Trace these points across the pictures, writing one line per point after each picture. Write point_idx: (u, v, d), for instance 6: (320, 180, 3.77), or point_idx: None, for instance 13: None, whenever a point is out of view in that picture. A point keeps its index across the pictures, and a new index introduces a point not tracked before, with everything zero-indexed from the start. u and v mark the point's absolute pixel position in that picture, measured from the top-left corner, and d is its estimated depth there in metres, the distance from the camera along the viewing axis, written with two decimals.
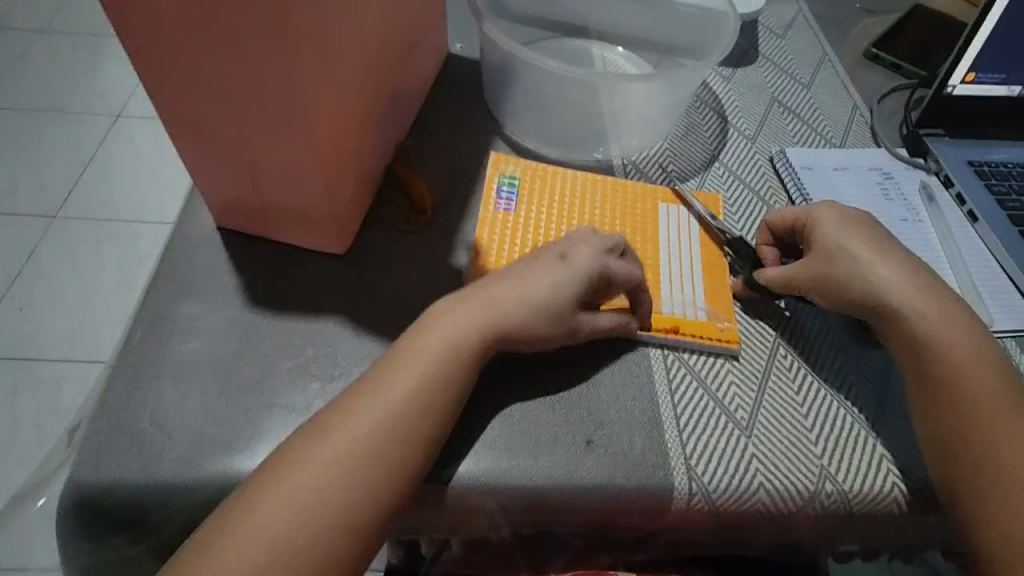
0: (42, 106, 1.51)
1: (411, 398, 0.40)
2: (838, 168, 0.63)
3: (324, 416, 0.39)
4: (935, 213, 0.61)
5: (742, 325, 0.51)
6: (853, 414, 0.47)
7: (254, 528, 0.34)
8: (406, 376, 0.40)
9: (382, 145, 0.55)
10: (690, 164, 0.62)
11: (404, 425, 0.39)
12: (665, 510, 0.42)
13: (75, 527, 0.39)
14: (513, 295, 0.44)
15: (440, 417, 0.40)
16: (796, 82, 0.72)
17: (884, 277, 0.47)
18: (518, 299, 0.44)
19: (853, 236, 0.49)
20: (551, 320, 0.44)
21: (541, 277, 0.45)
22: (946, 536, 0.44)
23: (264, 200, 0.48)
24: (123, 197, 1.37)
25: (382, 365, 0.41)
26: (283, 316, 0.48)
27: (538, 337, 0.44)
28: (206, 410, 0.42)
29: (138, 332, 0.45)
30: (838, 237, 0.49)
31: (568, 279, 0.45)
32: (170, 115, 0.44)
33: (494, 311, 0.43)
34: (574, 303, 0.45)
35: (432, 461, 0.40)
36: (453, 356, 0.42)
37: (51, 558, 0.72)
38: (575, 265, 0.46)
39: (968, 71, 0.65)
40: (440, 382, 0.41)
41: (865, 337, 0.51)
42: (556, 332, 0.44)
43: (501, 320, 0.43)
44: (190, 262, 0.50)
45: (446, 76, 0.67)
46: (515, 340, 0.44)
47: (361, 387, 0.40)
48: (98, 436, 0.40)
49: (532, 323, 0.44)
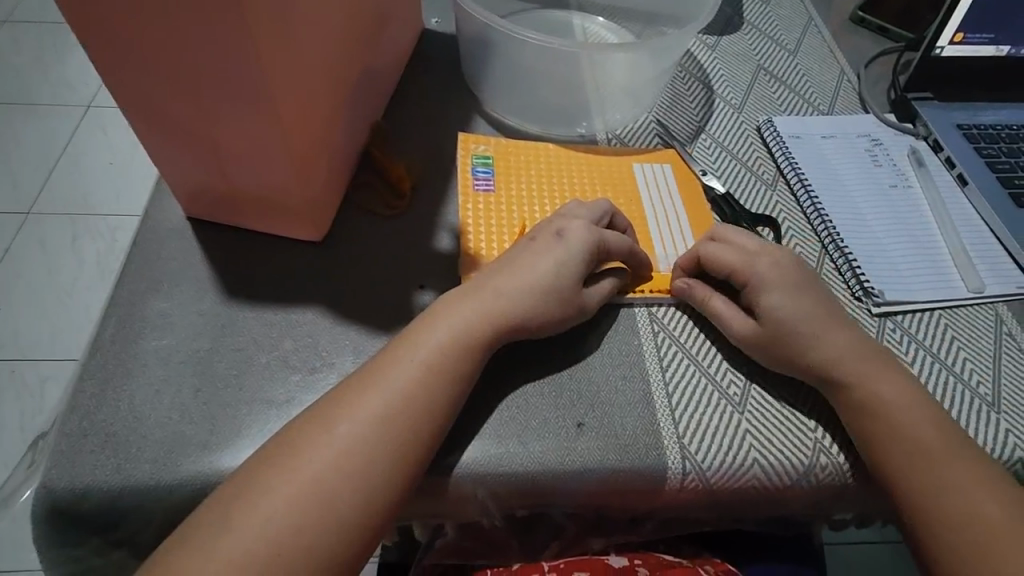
0: (8, 99, 1.46)
1: (413, 386, 0.38)
2: (826, 135, 0.62)
3: (322, 409, 0.38)
4: (925, 177, 0.60)
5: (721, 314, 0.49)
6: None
7: (249, 528, 0.33)
8: (409, 365, 0.39)
9: (356, 127, 0.53)
10: (677, 135, 0.61)
11: (409, 416, 0.38)
12: (659, 490, 0.41)
13: (53, 532, 0.37)
14: (524, 287, 0.43)
15: (446, 405, 0.39)
16: (781, 48, 0.70)
17: (818, 329, 0.44)
18: (530, 288, 0.43)
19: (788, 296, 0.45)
20: (562, 309, 0.44)
21: (551, 263, 0.44)
22: None
23: (233, 186, 0.46)
24: (98, 191, 1.33)
25: (384, 358, 0.40)
26: (261, 307, 0.46)
27: (544, 319, 0.43)
28: (181, 409, 0.40)
29: (108, 330, 0.43)
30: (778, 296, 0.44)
31: (573, 257, 0.44)
32: (126, 96, 0.41)
33: (503, 301, 0.42)
34: (578, 280, 0.45)
35: (434, 452, 0.39)
36: (455, 345, 0.40)
37: None
38: (573, 241, 0.45)
39: (956, 31, 0.63)
40: (449, 371, 0.40)
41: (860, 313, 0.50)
42: (560, 310, 0.44)
43: (512, 312, 0.42)
44: (159, 254, 0.48)
45: (421, 52, 0.65)
46: (531, 331, 0.43)
47: (363, 378, 0.39)
48: (69, 439, 0.38)
49: (538, 305, 0.43)
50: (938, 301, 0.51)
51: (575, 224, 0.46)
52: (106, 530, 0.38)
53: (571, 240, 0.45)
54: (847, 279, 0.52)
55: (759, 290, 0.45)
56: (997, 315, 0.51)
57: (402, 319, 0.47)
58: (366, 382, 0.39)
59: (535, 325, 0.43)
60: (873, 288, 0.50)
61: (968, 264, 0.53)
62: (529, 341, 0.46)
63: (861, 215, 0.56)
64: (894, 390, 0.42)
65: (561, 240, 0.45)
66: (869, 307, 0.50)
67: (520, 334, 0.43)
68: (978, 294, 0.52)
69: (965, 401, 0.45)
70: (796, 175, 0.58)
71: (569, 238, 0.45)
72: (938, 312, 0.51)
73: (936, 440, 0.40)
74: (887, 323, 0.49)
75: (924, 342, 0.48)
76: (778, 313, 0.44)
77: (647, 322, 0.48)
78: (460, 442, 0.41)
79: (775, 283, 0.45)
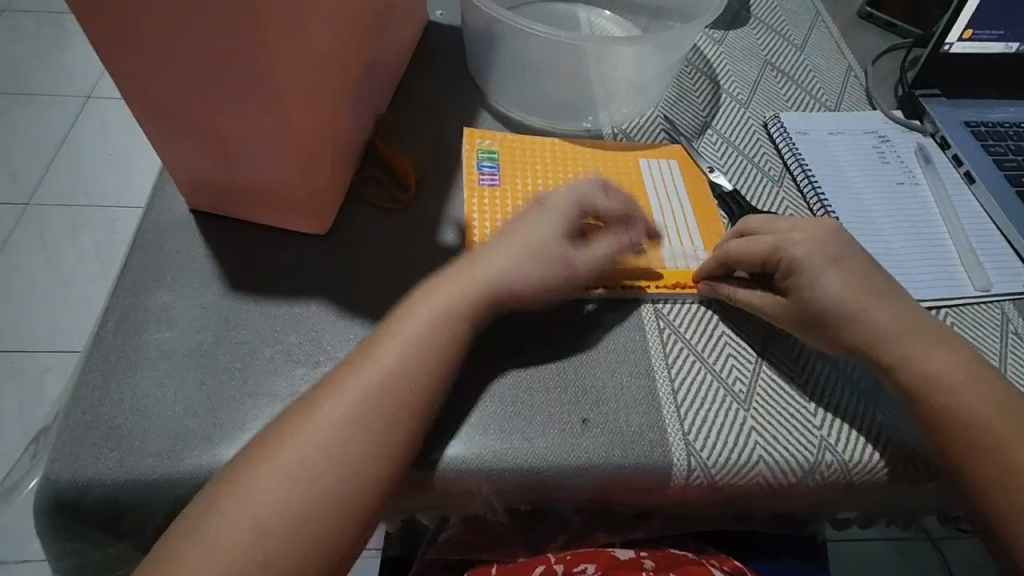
0: (9, 89, 1.46)
1: (412, 369, 0.39)
2: (832, 132, 0.61)
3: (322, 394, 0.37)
4: (932, 175, 0.59)
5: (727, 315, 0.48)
6: (850, 382, 0.45)
7: (247, 509, 0.33)
8: (408, 352, 0.39)
9: (360, 118, 0.52)
10: (682, 131, 0.60)
11: (404, 400, 0.38)
12: (665, 486, 0.41)
13: (55, 523, 0.37)
14: (499, 259, 0.44)
15: (435, 371, 0.39)
16: (789, 44, 0.69)
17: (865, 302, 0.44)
18: (506, 261, 0.44)
19: (831, 274, 0.45)
20: (544, 276, 0.44)
21: (525, 238, 0.45)
22: (941, 498, 0.44)
23: (239, 180, 0.46)
24: (98, 183, 1.33)
25: (380, 341, 0.40)
26: (265, 300, 0.46)
27: (532, 281, 0.44)
28: (184, 401, 0.40)
29: (111, 322, 0.43)
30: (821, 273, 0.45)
31: (554, 220, 0.46)
32: (131, 88, 0.41)
33: (478, 276, 0.43)
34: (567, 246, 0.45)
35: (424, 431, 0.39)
36: (448, 312, 0.41)
37: None
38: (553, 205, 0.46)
39: (965, 28, 0.63)
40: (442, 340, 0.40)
41: None
42: (549, 272, 0.44)
43: (492, 281, 0.43)
44: (161, 247, 0.47)
45: (427, 44, 0.64)
46: (512, 298, 0.43)
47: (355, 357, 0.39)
48: (73, 431, 0.38)
49: (527, 265, 0.44)
50: (944, 300, 0.51)
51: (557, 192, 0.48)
52: (108, 523, 0.38)
53: (544, 214, 0.46)
54: None
55: (784, 273, 0.45)
56: (1005, 314, 0.51)
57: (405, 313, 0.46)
58: (369, 367, 0.38)
59: (521, 289, 0.44)
60: None
61: (977, 263, 0.53)
62: (540, 339, 0.46)
63: (868, 212, 0.56)
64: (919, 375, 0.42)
65: (538, 214, 0.46)
66: None
67: (500, 303, 0.43)
68: (985, 292, 0.52)
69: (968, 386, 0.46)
70: (803, 171, 0.57)
71: (539, 216, 0.46)
72: (944, 310, 0.50)
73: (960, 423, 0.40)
74: None
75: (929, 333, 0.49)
76: (808, 295, 0.44)
77: (652, 318, 0.48)
78: (465, 438, 0.41)
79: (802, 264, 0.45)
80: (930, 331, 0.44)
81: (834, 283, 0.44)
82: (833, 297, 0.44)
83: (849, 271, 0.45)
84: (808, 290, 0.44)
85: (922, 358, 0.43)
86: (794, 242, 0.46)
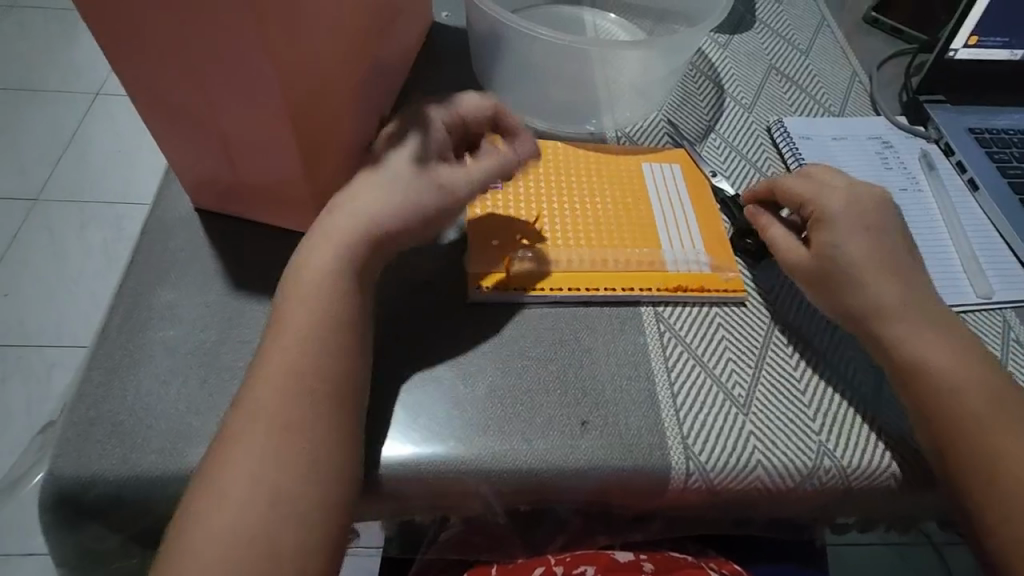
0: (17, 85, 1.47)
1: None
2: (835, 137, 0.61)
3: (298, 379, 0.37)
4: (936, 182, 0.59)
5: (729, 319, 0.49)
6: (834, 367, 0.47)
7: (229, 508, 0.34)
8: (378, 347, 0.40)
9: (363, 120, 0.52)
10: (685, 134, 0.60)
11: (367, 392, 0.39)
12: (663, 490, 0.41)
13: (58, 518, 0.38)
14: (359, 198, 0.42)
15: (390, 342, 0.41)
16: (794, 48, 0.69)
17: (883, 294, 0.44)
18: (372, 198, 0.42)
19: (854, 236, 0.46)
20: (419, 208, 0.42)
21: (374, 176, 0.43)
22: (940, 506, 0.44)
23: (243, 179, 0.46)
24: (105, 180, 1.33)
25: (349, 316, 0.40)
26: (267, 299, 0.46)
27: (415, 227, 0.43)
28: (187, 399, 0.41)
29: (116, 320, 0.44)
30: (847, 229, 0.46)
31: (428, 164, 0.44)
32: (139, 86, 0.41)
33: (339, 220, 0.41)
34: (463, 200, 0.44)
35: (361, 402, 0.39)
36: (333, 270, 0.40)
37: None
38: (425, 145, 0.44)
39: (970, 34, 0.63)
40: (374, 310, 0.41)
41: None
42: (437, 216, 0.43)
43: (356, 218, 0.41)
44: (166, 246, 0.48)
45: (432, 45, 0.64)
46: (391, 236, 0.42)
47: (300, 314, 0.39)
48: (77, 428, 0.39)
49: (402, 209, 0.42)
50: (946, 307, 0.51)
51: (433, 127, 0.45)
52: (110, 519, 0.38)
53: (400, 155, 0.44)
54: None
55: (814, 223, 0.48)
56: (1006, 322, 0.51)
57: (405, 314, 0.46)
58: (345, 368, 0.39)
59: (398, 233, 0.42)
60: None
61: (979, 270, 0.53)
62: (545, 341, 0.46)
63: None
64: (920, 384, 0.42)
65: (394, 150, 0.44)
66: None
67: (382, 242, 0.42)
68: (987, 300, 0.52)
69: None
70: None
71: (393, 151, 0.44)
72: None
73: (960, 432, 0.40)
74: None
75: None
76: (832, 248, 0.46)
77: (652, 322, 0.48)
78: (464, 439, 0.41)
79: (833, 217, 0.47)
80: (939, 315, 0.44)
81: (857, 244, 0.46)
82: (853, 257, 0.45)
83: (876, 241, 0.46)
84: (829, 247, 0.46)
85: (919, 346, 0.43)
86: (833, 198, 0.48)
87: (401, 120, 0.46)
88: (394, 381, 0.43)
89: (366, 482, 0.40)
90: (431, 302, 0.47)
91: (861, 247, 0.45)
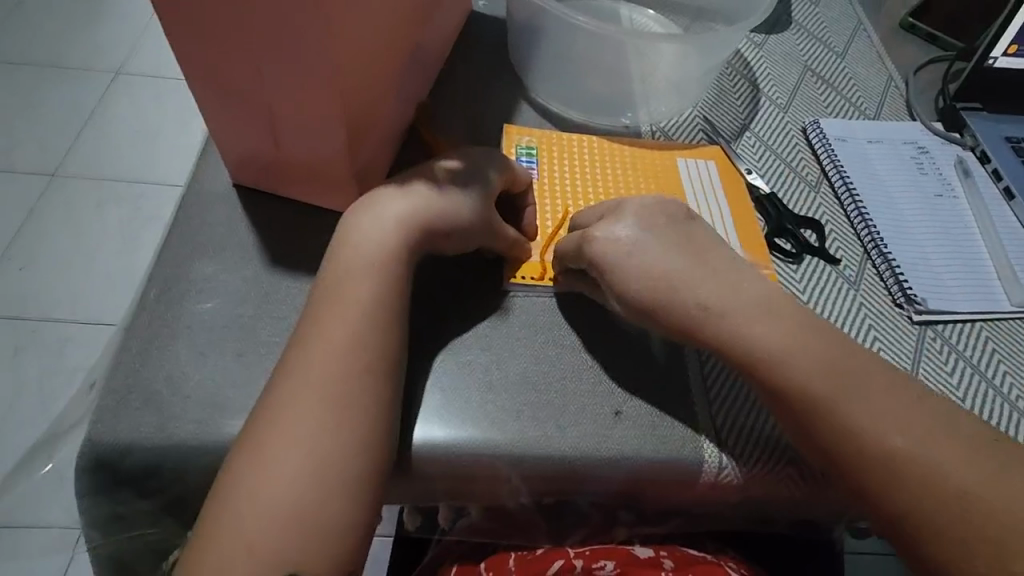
0: (40, 61, 1.47)
1: None
2: (871, 140, 0.61)
3: (337, 362, 0.38)
4: (971, 189, 0.59)
5: None
6: None
7: (273, 495, 0.34)
8: None
9: (402, 102, 0.52)
10: (721, 132, 0.60)
11: None
12: (694, 483, 0.41)
13: (92, 483, 0.38)
14: (412, 201, 0.43)
15: None
16: (830, 50, 0.69)
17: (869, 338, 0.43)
18: (424, 208, 0.43)
19: (643, 264, 0.43)
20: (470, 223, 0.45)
21: (430, 194, 0.44)
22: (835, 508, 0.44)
23: (285, 156, 0.46)
24: (124, 158, 1.34)
25: (397, 304, 0.41)
26: (302, 276, 0.46)
27: (460, 226, 0.44)
28: (225, 372, 0.41)
29: (152, 292, 0.44)
30: (626, 261, 0.44)
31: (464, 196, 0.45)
32: (190, 57, 0.41)
33: (387, 220, 0.42)
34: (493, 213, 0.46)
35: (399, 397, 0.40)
36: (384, 254, 0.41)
37: (58, 535, 0.72)
38: (480, 176, 0.46)
39: (1011, 42, 0.63)
40: None
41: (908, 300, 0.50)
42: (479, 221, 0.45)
43: (410, 219, 0.42)
44: (204, 220, 0.48)
45: (468, 33, 0.64)
46: (440, 236, 0.44)
47: (352, 301, 0.40)
48: (114, 395, 0.39)
49: (445, 213, 0.44)
50: (979, 314, 0.51)
51: (492, 162, 0.48)
52: (144, 486, 0.38)
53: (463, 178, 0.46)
54: (889, 285, 0.51)
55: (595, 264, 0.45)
56: None
57: (437, 299, 0.46)
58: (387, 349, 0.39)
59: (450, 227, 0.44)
60: (916, 296, 0.50)
61: (1013, 279, 0.53)
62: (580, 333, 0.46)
63: (904, 222, 0.55)
64: (852, 396, 0.39)
65: (455, 186, 0.45)
66: (910, 317, 0.50)
67: (433, 241, 0.44)
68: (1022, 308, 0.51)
69: (989, 401, 0.46)
70: (841, 178, 0.57)
71: (452, 186, 0.45)
72: (978, 324, 0.50)
73: (852, 420, 0.38)
74: (927, 331, 0.49)
75: (960, 350, 0.49)
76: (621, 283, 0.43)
77: None
78: (497, 423, 0.41)
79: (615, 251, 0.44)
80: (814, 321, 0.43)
81: (641, 270, 0.43)
82: (644, 288, 0.43)
83: (673, 240, 0.45)
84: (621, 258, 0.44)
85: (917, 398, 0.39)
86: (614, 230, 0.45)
87: (466, 160, 0.47)
88: (429, 362, 0.43)
89: (398, 463, 0.40)
90: (464, 288, 0.47)
91: (646, 251, 0.44)
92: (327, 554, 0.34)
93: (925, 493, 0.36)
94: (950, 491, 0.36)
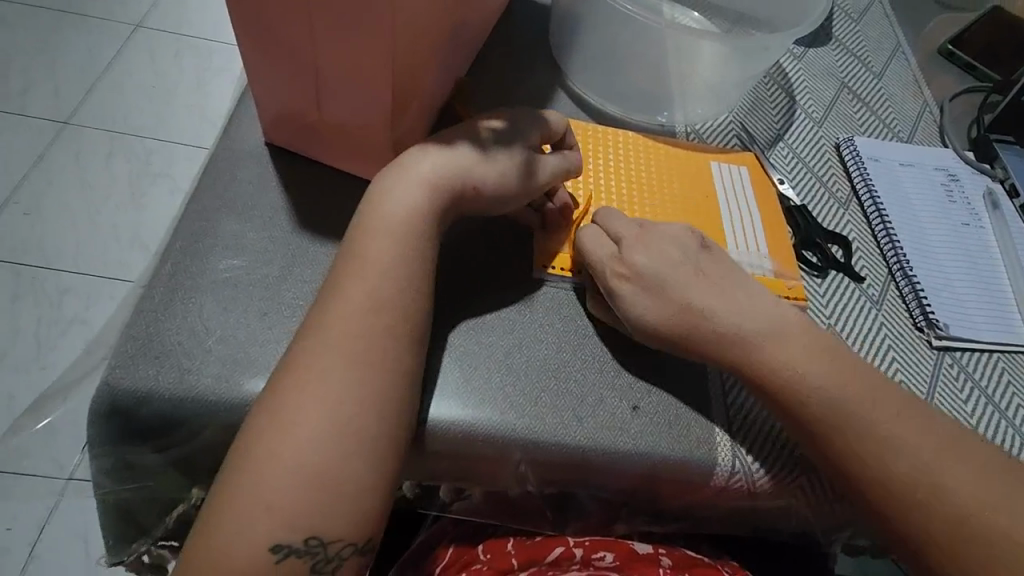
0: (59, 6, 1.45)
1: None
2: (904, 163, 0.61)
3: (366, 330, 0.37)
4: (999, 221, 0.59)
5: None
6: None
7: (294, 456, 0.34)
8: None
9: (443, 77, 0.52)
10: (755, 140, 0.60)
11: None
12: (704, 484, 0.41)
13: (106, 429, 0.38)
14: (439, 158, 0.42)
15: None
16: (868, 70, 0.69)
17: None
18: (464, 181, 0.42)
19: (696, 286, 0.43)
20: (507, 195, 0.44)
21: (476, 160, 0.43)
22: (825, 527, 0.45)
23: (323, 121, 0.45)
24: (138, 112, 1.32)
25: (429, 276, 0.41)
26: (328, 242, 0.45)
27: (499, 198, 0.44)
28: (247, 329, 0.40)
29: (177, 243, 0.43)
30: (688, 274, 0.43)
31: (512, 176, 0.44)
32: (241, 9, 0.41)
33: (426, 193, 0.41)
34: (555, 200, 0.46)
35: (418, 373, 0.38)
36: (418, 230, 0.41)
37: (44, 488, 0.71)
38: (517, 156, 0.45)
39: None
40: None
41: (929, 323, 0.50)
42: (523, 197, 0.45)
43: (434, 173, 0.42)
44: (233, 176, 0.47)
45: (510, 15, 0.63)
46: (467, 197, 0.43)
47: (406, 281, 0.40)
48: (135, 343, 0.38)
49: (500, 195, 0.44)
50: (998, 345, 0.51)
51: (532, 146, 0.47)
52: (158, 436, 0.38)
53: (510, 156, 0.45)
54: (911, 308, 0.51)
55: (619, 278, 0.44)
56: None
57: (454, 270, 0.46)
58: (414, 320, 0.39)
59: (495, 199, 0.44)
60: (938, 321, 0.50)
61: None
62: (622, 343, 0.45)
63: (931, 247, 0.55)
64: (868, 412, 0.39)
65: (501, 150, 0.45)
66: (929, 341, 0.50)
67: (459, 199, 0.43)
68: None
69: (1001, 431, 0.46)
70: (871, 197, 0.57)
71: (498, 148, 0.45)
72: (995, 354, 0.51)
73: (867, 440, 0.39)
74: (945, 357, 0.49)
75: (976, 379, 0.49)
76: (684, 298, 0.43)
77: None
78: (512, 405, 0.41)
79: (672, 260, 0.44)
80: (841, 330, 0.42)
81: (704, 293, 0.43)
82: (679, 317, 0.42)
83: None
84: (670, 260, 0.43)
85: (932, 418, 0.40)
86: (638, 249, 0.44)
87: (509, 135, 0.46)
88: (471, 354, 0.43)
89: (414, 439, 0.40)
90: (482, 266, 0.47)
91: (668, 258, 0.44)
92: (344, 519, 0.35)
93: (927, 506, 0.37)
94: (945, 517, 0.37)
